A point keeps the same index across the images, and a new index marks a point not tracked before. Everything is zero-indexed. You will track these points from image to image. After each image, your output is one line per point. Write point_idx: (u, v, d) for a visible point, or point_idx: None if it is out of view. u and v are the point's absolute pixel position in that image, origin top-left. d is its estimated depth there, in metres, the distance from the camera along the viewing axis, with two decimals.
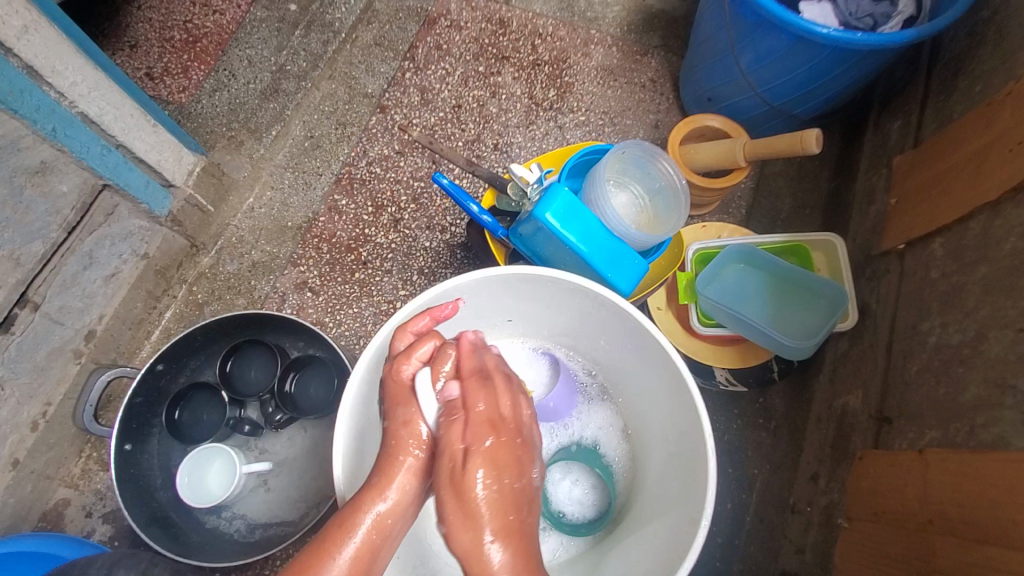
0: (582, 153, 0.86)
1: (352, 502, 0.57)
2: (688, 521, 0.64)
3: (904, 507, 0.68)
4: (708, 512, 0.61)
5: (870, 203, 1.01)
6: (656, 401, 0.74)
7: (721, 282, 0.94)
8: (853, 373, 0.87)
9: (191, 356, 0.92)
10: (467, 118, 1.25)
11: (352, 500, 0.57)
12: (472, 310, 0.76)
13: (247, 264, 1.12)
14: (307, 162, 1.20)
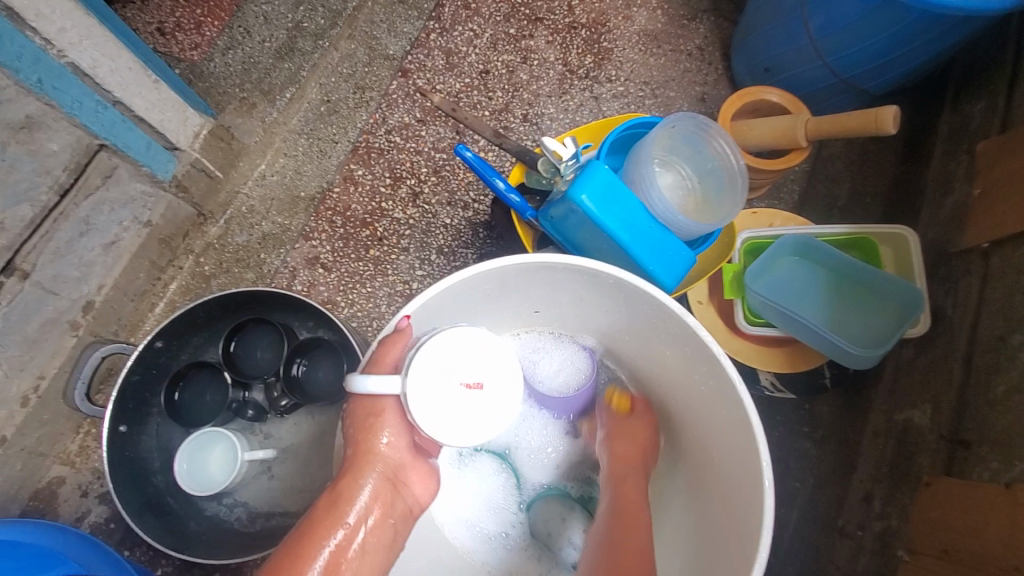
0: (625, 126, 0.75)
1: (308, 521, 0.53)
2: (739, 562, 0.55)
3: (986, 550, 0.59)
4: (763, 554, 0.52)
5: (945, 194, 0.90)
6: (701, 412, 0.65)
7: (771, 278, 0.85)
8: (919, 386, 0.77)
9: (193, 333, 0.86)
10: (495, 85, 1.15)
11: (310, 520, 0.52)
12: (496, 299, 0.67)
13: (256, 236, 1.06)
14: (323, 129, 1.12)
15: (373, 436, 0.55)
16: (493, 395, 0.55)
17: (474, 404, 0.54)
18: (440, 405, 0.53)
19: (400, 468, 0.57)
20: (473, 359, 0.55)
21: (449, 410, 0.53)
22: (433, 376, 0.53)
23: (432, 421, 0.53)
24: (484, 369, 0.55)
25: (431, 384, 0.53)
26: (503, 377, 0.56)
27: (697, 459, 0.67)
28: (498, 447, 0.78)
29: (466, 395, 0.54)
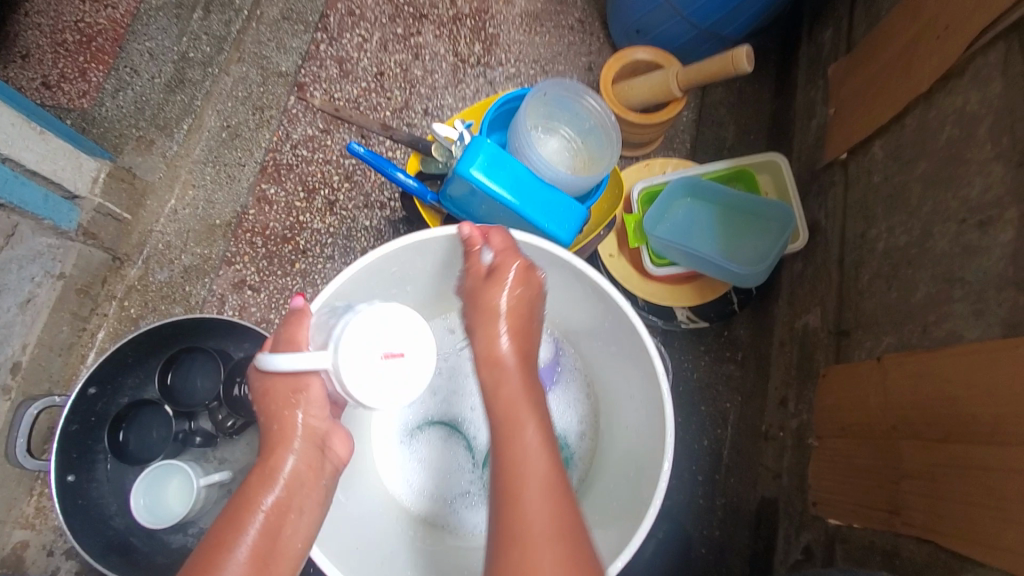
0: (501, 102, 0.79)
1: (242, 497, 0.55)
2: (649, 480, 0.65)
3: (868, 417, 0.66)
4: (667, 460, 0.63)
5: (810, 118, 0.98)
6: (609, 350, 0.74)
7: (668, 221, 0.92)
8: (809, 292, 0.85)
9: (127, 374, 0.87)
10: (392, 85, 1.18)
11: (242, 496, 0.55)
12: (410, 281, 0.74)
13: (178, 270, 1.06)
14: (227, 154, 1.13)
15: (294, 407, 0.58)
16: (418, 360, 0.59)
17: (398, 371, 0.57)
18: (363, 374, 0.55)
19: (327, 433, 0.60)
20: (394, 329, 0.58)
21: (372, 380, 0.56)
22: (355, 347, 0.55)
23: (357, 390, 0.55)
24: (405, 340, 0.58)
25: (354, 355, 0.55)
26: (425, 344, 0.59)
27: (616, 405, 0.76)
28: (443, 416, 0.82)
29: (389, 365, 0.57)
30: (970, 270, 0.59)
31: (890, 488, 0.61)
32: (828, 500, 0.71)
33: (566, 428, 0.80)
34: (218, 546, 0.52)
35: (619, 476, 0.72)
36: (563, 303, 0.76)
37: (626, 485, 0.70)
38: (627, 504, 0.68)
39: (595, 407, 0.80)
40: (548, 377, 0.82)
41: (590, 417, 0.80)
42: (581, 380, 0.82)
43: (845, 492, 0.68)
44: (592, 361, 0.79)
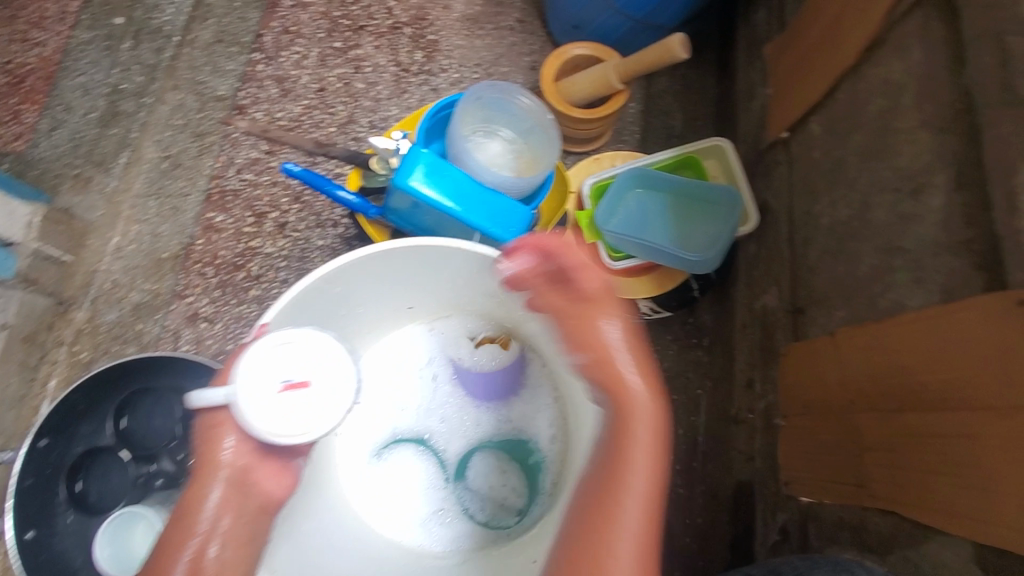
0: (435, 110, 0.78)
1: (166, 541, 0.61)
2: None
3: (828, 392, 0.66)
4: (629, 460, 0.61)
5: (752, 100, 0.99)
6: (569, 351, 0.72)
7: (621, 213, 0.91)
8: (766, 273, 0.85)
9: (79, 422, 0.83)
10: (335, 100, 1.16)
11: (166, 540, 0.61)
12: (360, 300, 0.71)
13: (128, 308, 1.02)
14: (170, 185, 1.09)
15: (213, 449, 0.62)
16: (323, 389, 0.60)
17: (302, 400, 0.60)
18: (263, 406, 0.58)
19: (246, 470, 0.64)
20: (297, 360, 0.60)
21: (271, 412, 0.58)
22: (254, 380, 0.58)
23: (256, 422, 0.58)
24: (309, 369, 0.60)
25: (254, 387, 0.58)
26: (330, 371, 0.61)
27: (582, 407, 0.75)
28: (414, 433, 0.80)
29: (290, 396, 0.59)
30: (908, 238, 0.60)
31: (854, 461, 0.61)
32: (798, 478, 0.71)
33: (536, 433, 0.79)
34: None
35: None
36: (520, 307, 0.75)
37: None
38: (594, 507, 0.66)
39: (564, 409, 0.79)
40: (515, 384, 0.81)
41: (560, 420, 0.79)
42: (548, 383, 0.80)
43: (814, 469, 0.68)
44: (558, 363, 0.78)
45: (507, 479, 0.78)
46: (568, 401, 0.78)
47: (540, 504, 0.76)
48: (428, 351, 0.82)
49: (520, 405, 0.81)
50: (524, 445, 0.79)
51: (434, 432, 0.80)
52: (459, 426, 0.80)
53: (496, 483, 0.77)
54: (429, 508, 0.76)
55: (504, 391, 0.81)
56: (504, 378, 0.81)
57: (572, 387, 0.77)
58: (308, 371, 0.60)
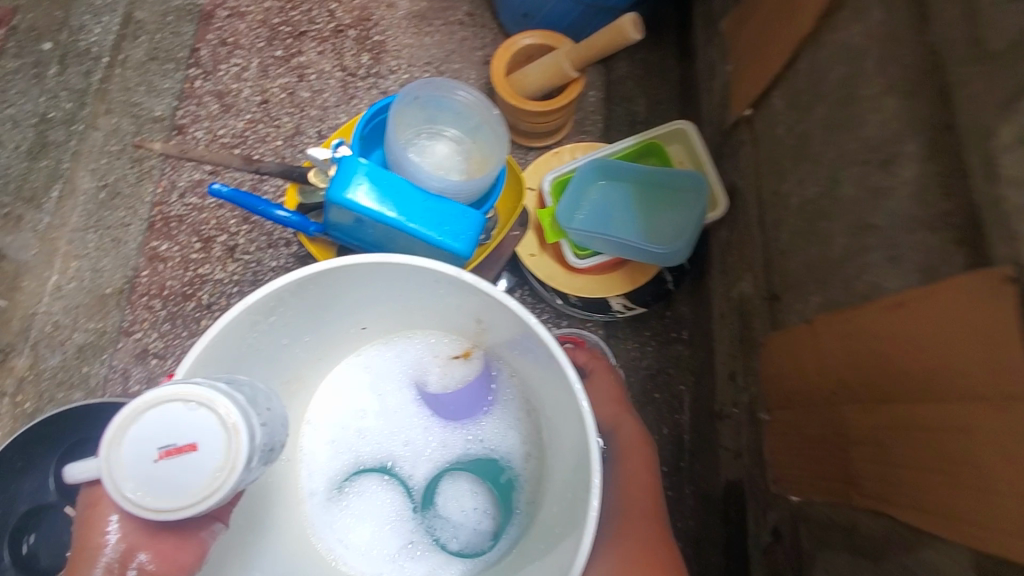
0: (371, 117, 0.73)
1: None
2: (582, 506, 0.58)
3: (809, 386, 0.62)
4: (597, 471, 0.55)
5: (714, 78, 0.95)
6: (535, 361, 0.68)
7: (584, 210, 0.87)
8: (740, 259, 0.81)
9: (20, 479, 0.76)
10: (279, 112, 1.10)
11: None
12: (306, 328, 0.66)
13: (72, 351, 0.96)
14: (109, 216, 1.02)
15: (94, 528, 0.49)
16: (213, 455, 0.44)
17: (185, 469, 0.44)
18: (137, 477, 0.44)
19: (130, 554, 0.49)
20: (176, 416, 0.44)
21: (146, 486, 0.44)
22: (127, 444, 0.44)
23: (129, 498, 0.44)
24: (193, 427, 0.45)
25: (126, 454, 0.44)
26: (222, 432, 0.45)
27: (553, 420, 0.71)
28: (376, 460, 0.73)
29: (171, 464, 0.44)
30: (880, 214, 0.55)
31: (841, 458, 0.57)
32: (787, 478, 0.66)
33: (509, 451, 0.74)
34: None
35: (562, 497, 0.65)
36: (481, 318, 0.71)
37: (566, 506, 0.63)
38: (566, 528, 0.61)
39: (537, 422, 0.74)
40: (484, 400, 0.76)
41: (533, 434, 0.74)
42: (518, 397, 0.76)
43: (800, 468, 0.63)
44: (526, 374, 0.74)
45: (479, 501, 0.72)
46: (540, 413, 0.74)
47: (515, 523, 0.70)
48: (388, 372, 0.76)
49: (491, 423, 0.75)
50: (497, 463, 0.74)
51: (399, 457, 0.74)
52: (425, 450, 0.74)
53: (467, 505, 0.72)
54: (397, 542, 0.70)
55: (473, 407, 0.76)
56: (471, 394, 0.76)
57: (542, 399, 0.72)
58: (191, 430, 0.44)
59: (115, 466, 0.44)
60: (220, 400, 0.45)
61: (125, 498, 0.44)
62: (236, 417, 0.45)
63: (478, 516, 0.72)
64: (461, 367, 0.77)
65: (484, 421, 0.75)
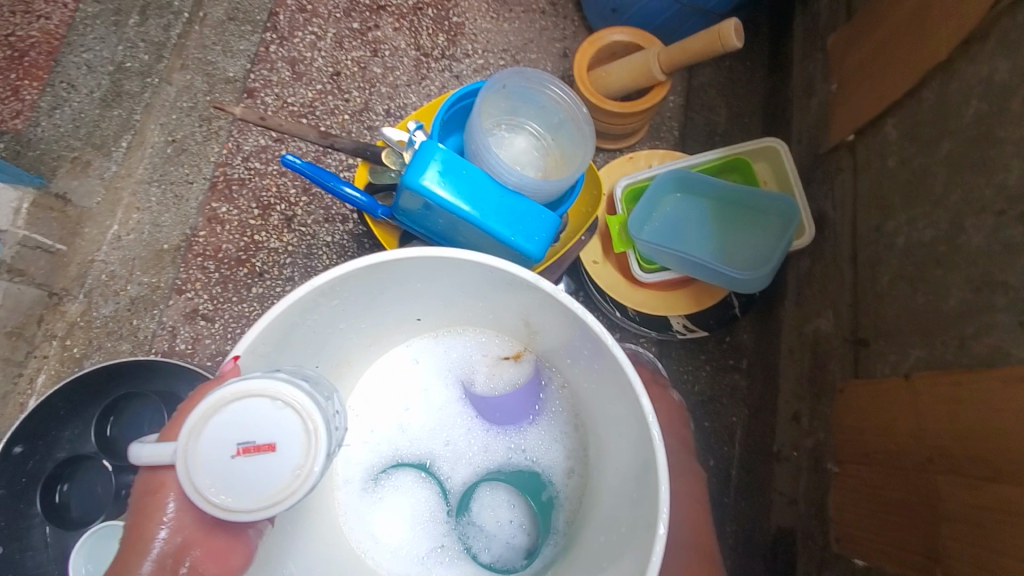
0: (453, 101, 0.70)
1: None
2: (641, 543, 0.55)
3: (896, 445, 0.58)
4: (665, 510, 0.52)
5: (810, 97, 0.89)
6: (595, 376, 0.65)
7: (655, 221, 0.83)
8: (819, 293, 0.76)
9: (62, 427, 0.77)
10: (350, 86, 1.08)
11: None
12: (362, 314, 0.64)
13: (124, 302, 0.96)
14: (173, 171, 1.02)
15: (149, 518, 0.50)
16: (288, 458, 0.48)
17: (260, 467, 0.47)
18: (212, 470, 0.47)
19: (183, 549, 0.50)
20: (257, 415, 0.48)
21: (219, 480, 0.47)
22: (207, 437, 0.47)
23: (201, 490, 0.47)
24: (273, 429, 0.48)
25: (204, 446, 0.47)
26: (299, 436, 0.48)
27: (604, 440, 0.67)
28: (416, 457, 0.71)
29: (246, 461, 0.47)
30: (1014, 273, 0.51)
31: (926, 529, 0.53)
32: (851, 537, 0.62)
33: (552, 464, 0.71)
34: None
35: (609, 525, 0.62)
36: (542, 324, 0.68)
37: (614, 538, 0.60)
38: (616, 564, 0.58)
39: (584, 438, 0.71)
40: (530, 408, 0.73)
41: (579, 451, 0.71)
42: (567, 409, 0.72)
43: (870, 530, 0.59)
44: (580, 387, 0.70)
45: (514, 514, 0.70)
46: (589, 430, 0.70)
47: (551, 542, 0.68)
48: (435, 366, 0.74)
49: (535, 433, 0.72)
50: (537, 477, 0.71)
51: (439, 457, 0.72)
52: (466, 452, 0.72)
53: (501, 516, 0.69)
54: (427, 544, 0.68)
55: (519, 414, 0.72)
56: (519, 401, 0.73)
57: (594, 416, 0.69)
58: (271, 431, 0.48)
59: (193, 456, 0.47)
60: (302, 405, 0.48)
61: (197, 489, 0.46)
62: (315, 424, 0.48)
63: (512, 529, 0.69)
64: (510, 371, 0.74)
65: (529, 430, 0.72)
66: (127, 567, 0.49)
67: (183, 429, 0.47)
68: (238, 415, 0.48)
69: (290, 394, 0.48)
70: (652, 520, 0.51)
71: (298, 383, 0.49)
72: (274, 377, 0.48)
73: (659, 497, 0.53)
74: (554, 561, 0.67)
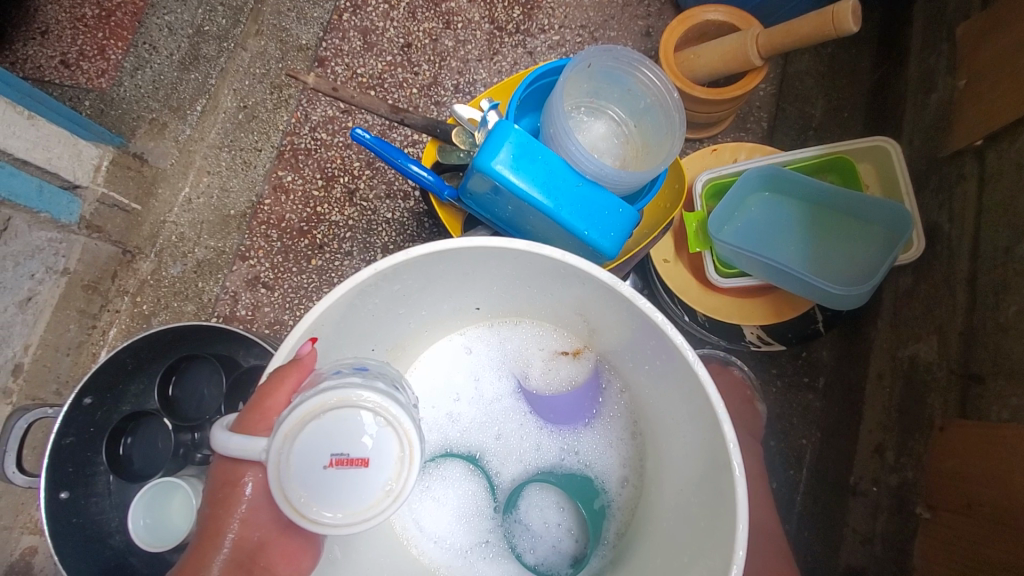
0: (533, 78, 0.65)
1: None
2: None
3: (1012, 503, 0.53)
4: (740, 550, 0.47)
5: (927, 93, 0.80)
6: (660, 385, 0.60)
7: (738, 223, 0.76)
8: (922, 315, 0.69)
9: (129, 381, 0.80)
10: (420, 58, 1.05)
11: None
12: (423, 301, 0.62)
13: (191, 265, 0.99)
14: (243, 138, 1.03)
15: (226, 512, 0.50)
16: (379, 476, 0.46)
17: (352, 482, 0.46)
18: (303, 478, 0.46)
19: (258, 550, 0.50)
20: (354, 427, 0.46)
21: (312, 491, 0.46)
22: (301, 444, 0.46)
23: (291, 498, 0.45)
24: (369, 444, 0.46)
25: (297, 452, 0.46)
26: (394, 455, 0.46)
27: (665, 452, 0.62)
28: (465, 449, 0.69)
29: (338, 473, 0.46)
30: None
31: None
32: None
33: (606, 472, 0.67)
34: None
35: (665, 547, 0.58)
36: (607, 323, 0.63)
37: (672, 566, 0.56)
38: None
39: (641, 448, 0.67)
40: (585, 409, 0.69)
41: (635, 460, 0.67)
42: (626, 416, 0.68)
43: None
44: (641, 393, 0.65)
45: (563, 518, 0.67)
46: (647, 440, 0.66)
47: (600, 552, 0.66)
48: (489, 358, 0.71)
49: (591, 438, 0.68)
50: (588, 483, 0.67)
51: (488, 450, 0.69)
52: (517, 449, 0.69)
53: (548, 518, 0.67)
54: (472, 538, 0.66)
55: (574, 415, 0.69)
56: (577, 402, 0.69)
57: (654, 425, 0.64)
58: (366, 446, 0.46)
59: (285, 464, 0.46)
60: (403, 424, 0.46)
61: (288, 499, 0.45)
62: (410, 443, 0.47)
63: (560, 532, 0.66)
64: (568, 369, 0.70)
65: (585, 434, 0.68)
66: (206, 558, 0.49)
67: (276, 432, 0.46)
68: (334, 424, 0.46)
69: (389, 410, 0.46)
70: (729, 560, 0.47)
71: (396, 398, 0.47)
72: (374, 389, 0.46)
73: (736, 538, 0.47)
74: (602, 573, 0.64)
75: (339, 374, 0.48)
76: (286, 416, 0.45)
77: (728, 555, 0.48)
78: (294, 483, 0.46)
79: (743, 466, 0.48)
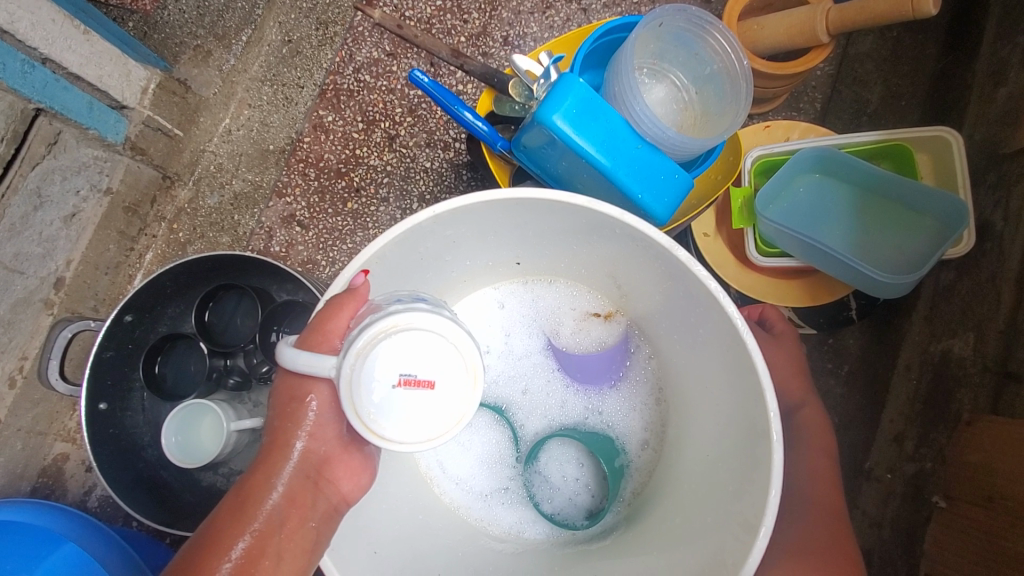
0: (599, 34, 0.65)
1: (237, 495, 0.55)
2: (732, 542, 0.52)
3: None
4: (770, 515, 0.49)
5: (996, 86, 0.77)
6: (692, 354, 0.61)
7: (788, 200, 0.76)
8: (961, 311, 0.70)
9: (166, 304, 0.82)
10: (470, 5, 1.02)
11: (238, 488, 0.56)
12: (466, 251, 0.62)
13: (228, 196, 0.99)
14: (286, 73, 1.00)
15: (295, 424, 0.56)
16: (446, 397, 0.49)
17: (419, 402, 0.48)
18: (373, 397, 0.48)
19: (324, 463, 0.57)
20: (424, 351, 0.48)
21: (380, 409, 0.48)
22: (371, 364, 0.48)
23: (360, 414, 0.48)
24: (437, 368, 0.48)
25: (367, 371, 0.48)
26: (459, 378, 0.49)
27: (690, 419, 0.64)
28: (492, 400, 0.71)
29: (406, 393, 0.48)
30: None
31: None
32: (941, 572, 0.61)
33: (626, 434, 0.69)
34: (208, 547, 0.53)
35: (683, 508, 0.60)
36: (644, 290, 0.64)
37: (691, 524, 0.58)
38: (691, 549, 0.56)
39: (664, 414, 0.68)
40: (611, 372, 0.70)
41: (656, 424, 0.68)
42: (650, 381, 0.69)
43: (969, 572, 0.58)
44: (670, 361, 0.66)
45: (582, 473, 0.69)
46: (671, 408, 0.67)
47: (615, 508, 0.67)
48: (521, 314, 0.72)
49: (615, 400, 0.69)
50: (609, 442, 0.69)
51: (513, 403, 0.71)
52: (543, 403, 0.71)
53: (567, 472, 0.69)
54: (493, 483, 0.69)
55: (601, 377, 0.70)
56: (604, 363, 0.70)
57: (682, 394, 0.65)
58: (433, 370, 0.48)
59: (355, 381, 0.48)
60: (469, 350, 0.49)
61: (358, 415, 0.47)
62: (473, 369, 0.49)
63: (580, 484, 0.69)
64: (597, 331, 0.71)
65: (609, 396, 0.69)
66: (274, 467, 0.56)
67: (348, 352, 0.48)
68: (405, 347, 0.48)
69: (457, 338, 0.48)
70: (760, 522, 0.48)
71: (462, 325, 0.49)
72: (441, 315, 0.48)
73: (766, 502, 0.49)
74: (615, 527, 0.66)
75: (404, 301, 0.50)
76: (358, 336, 0.48)
77: (756, 517, 0.50)
78: (364, 400, 0.48)
79: (780, 433, 0.50)
